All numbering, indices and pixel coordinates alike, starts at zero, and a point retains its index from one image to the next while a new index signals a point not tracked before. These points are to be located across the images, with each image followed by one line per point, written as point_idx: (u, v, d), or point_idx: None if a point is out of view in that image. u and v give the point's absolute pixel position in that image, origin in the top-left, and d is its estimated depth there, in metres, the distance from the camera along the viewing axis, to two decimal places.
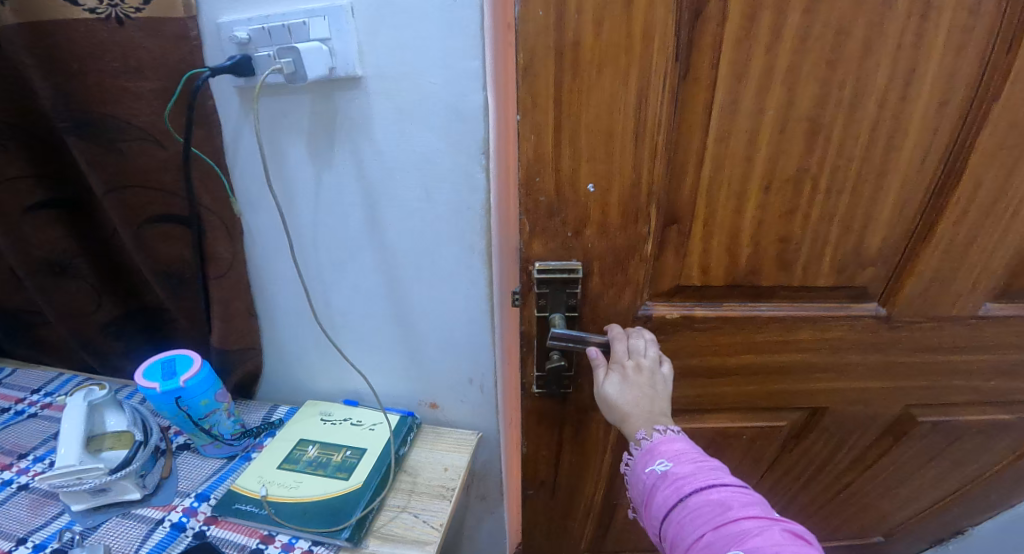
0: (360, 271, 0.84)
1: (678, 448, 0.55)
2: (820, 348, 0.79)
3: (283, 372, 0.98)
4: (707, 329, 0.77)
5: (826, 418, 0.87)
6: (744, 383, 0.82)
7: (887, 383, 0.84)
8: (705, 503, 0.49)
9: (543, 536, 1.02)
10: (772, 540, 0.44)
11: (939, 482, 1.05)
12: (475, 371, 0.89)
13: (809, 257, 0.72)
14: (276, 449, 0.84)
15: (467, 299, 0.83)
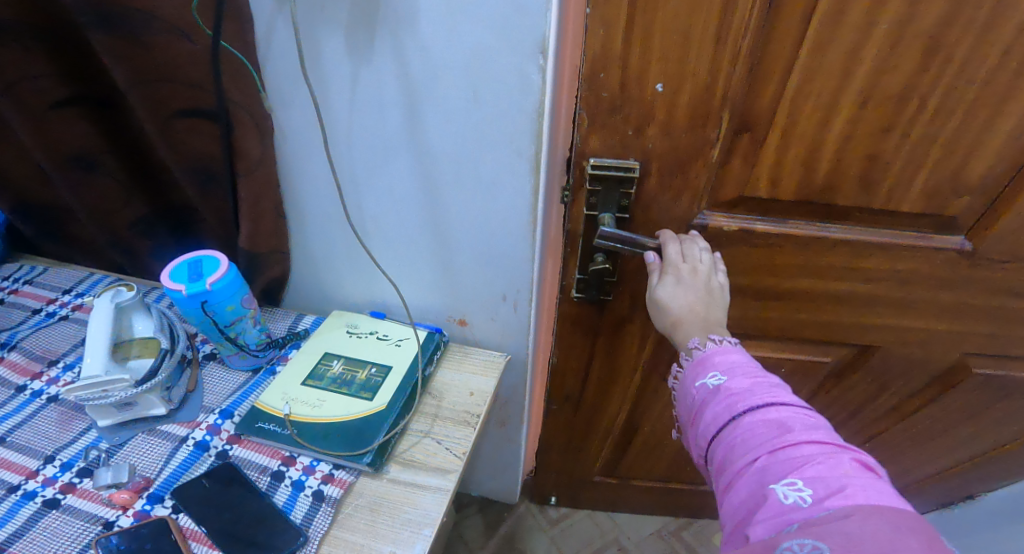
0: (394, 178, 0.66)
1: (733, 364, 0.49)
2: (888, 277, 0.67)
3: (311, 284, 0.83)
4: (765, 247, 0.66)
5: (875, 358, 0.77)
6: (796, 309, 0.72)
7: (949, 324, 0.71)
8: (760, 424, 0.43)
9: (560, 452, 1.04)
10: (837, 470, 0.37)
11: (973, 451, 0.97)
12: (510, 284, 0.73)
13: (897, 180, 0.59)
14: (299, 360, 0.71)
15: (508, 211, 0.65)
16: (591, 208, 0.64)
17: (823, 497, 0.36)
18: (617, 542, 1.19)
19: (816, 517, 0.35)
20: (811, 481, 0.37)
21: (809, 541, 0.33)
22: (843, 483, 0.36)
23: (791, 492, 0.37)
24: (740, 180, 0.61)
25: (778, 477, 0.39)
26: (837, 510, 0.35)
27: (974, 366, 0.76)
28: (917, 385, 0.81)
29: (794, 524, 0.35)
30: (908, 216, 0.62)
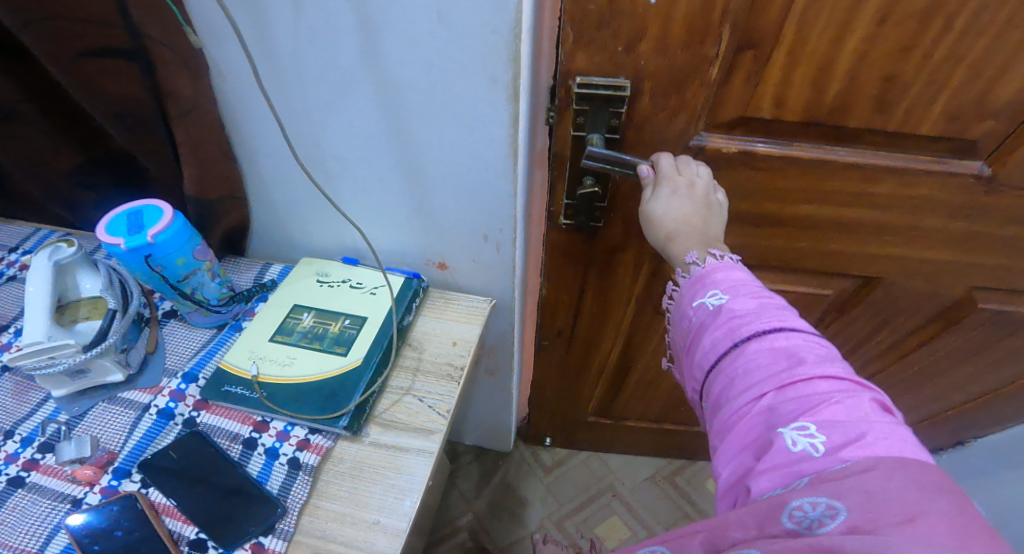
0: (352, 113, 0.55)
1: (739, 285, 0.43)
2: (897, 207, 0.61)
3: (275, 233, 0.74)
4: (766, 171, 0.59)
5: (878, 291, 0.72)
6: (797, 238, 0.66)
7: (959, 256, 0.65)
8: (767, 354, 0.37)
9: (554, 393, 1.02)
10: (856, 414, 0.32)
11: (974, 391, 0.94)
12: (489, 223, 0.64)
13: (915, 101, 0.51)
14: (266, 313, 0.65)
15: (484, 147, 0.55)
16: (578, 129, 0.56)
17: (839, 447, 0.31)
18: (612, 488, 1.20)
19: (830, 469, 0.30)
20: (825, 428, 0.32)
21: (819, 497, 0.29)
22: (863, 431, 0.31)
23: (801, 439, 0.32)
24: (741, 96, 0.53)
25: (787, 420, 0.34)
26: (854, 463, 0.30)
27: (981, 302, 0.71)
28: (919, 322, 0.77)
29: (803, 478, 0.31)
30: (926, 140, 0.54)
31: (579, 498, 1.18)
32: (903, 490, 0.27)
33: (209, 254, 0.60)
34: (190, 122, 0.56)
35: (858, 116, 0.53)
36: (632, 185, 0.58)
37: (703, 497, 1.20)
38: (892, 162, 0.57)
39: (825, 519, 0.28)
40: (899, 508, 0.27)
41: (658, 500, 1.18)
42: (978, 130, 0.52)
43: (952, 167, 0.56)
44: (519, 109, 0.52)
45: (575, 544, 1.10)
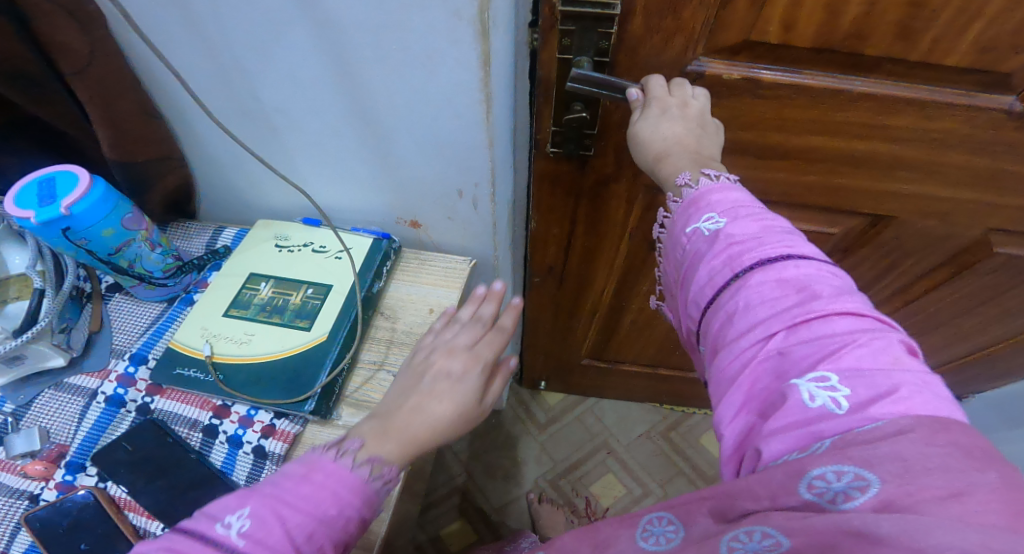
0: (286, 56, 0.44)
1: (740, 208, 0.38)
2: (918, 142, 0.54)
3: (222, 190, 0.66)
4: (770, 101, 0.52)
5: (889, 232, 0.67)
6: (805, 170, 0.60)
7: (981, 195, 0.60)
8: (775, 287, 0.33)
9: (546, 335, 0.99)
10: (883, 360, 0.28)
11: (979, 341, 0.90)
12: (465, 176, 0.53)
13: (945, 31, 0.43)
14: (219, 284, 0.59)
15: (451, 95, 0.44)
16: (563, 51, 0.46)
17: (868, 402, 0.27)
18: (607, 446, 1.19)
19: (856, 429, 0.26)
20: (849, 378, 0.28)
21: (845, 465, 0.25)
22: (894, 382, 0.27)
23: (821, 392, 0.28)
24: (745, 13, 0.44)
25: (801, 372, 0.29)
26: (885, 421, 0.26)
27: (997, 247, 0.67)
28: (929, 263, 0.73)
29: (825, 440, 0.26)
30: (955, 73, 0.47)
31: (573, 456, 1.17)
32: (945, 459, 0.23)
33: (143, 221, 0.53)
34: (92, 79, 0.49)
35: (876, 45, 0.45)
36: (624, 113, 0.52)
37: (697, 452, 1.19)
38: (915, 95, 0.49)
39: (853, 492, 0.24)
40: (942, 477, 0.23)
41: (653, 456, 1.18)
42: (1013, 65, 0.45)
43: (982, 102, 0.49)
44: (492, 47, 0.40)
45: (570, 503, 1.10)
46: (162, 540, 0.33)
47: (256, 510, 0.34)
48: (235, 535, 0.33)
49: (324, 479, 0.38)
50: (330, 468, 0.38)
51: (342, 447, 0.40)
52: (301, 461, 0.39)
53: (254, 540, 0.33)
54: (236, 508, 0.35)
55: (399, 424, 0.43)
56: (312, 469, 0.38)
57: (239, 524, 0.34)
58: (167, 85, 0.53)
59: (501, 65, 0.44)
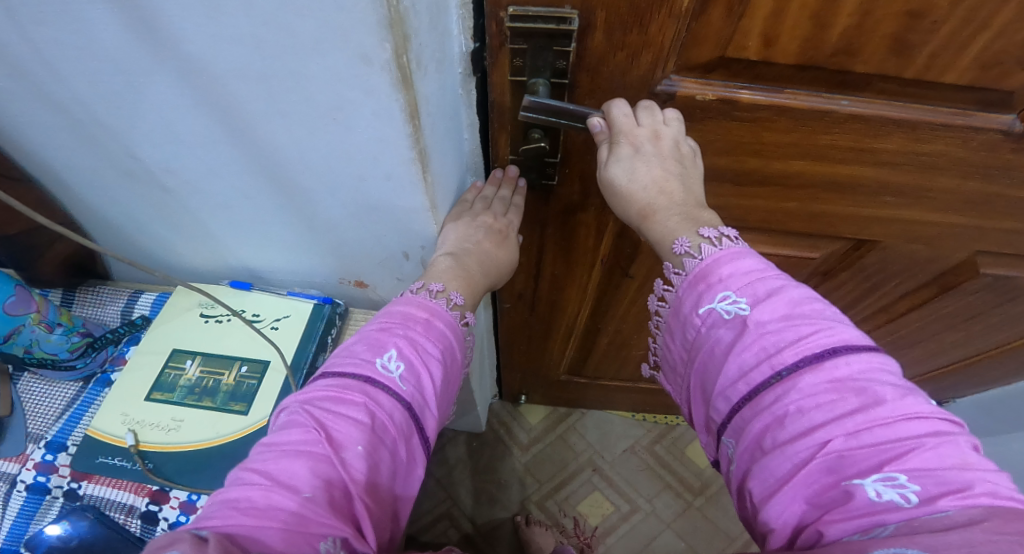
0: (159, 111, 0.39)
1: (765, 294, 0.36)
2: (904, 166, 0.48)
3: (132, 249, 0.61)
4: (749, 123, 0.46)
5: (872, 256, 0.61)
6: (784, 198, 0.54)
7: (968, 219, 0.54)
8: (828, 388, 0.31)
9: (522, 355, 0.93)
10: (952, 462, 0.27)
11: (942, 362, 0.85)
12: (407, 239, 0.50)
13: (944, 46, 0.37)
14: (140, 363, 0.54)
15: (376, 153, 0.38)
16: (516, 73, 0.42)
17: (934, 495, 0.26)
18: (592, 463, 1.09)
19: (923, 517, 0.26)
20: (917, 476, 0.27)
21: (906, 549, 0.24)
22: (966, 479, 0.27)
23: (888, 490, 0.27)
24: (720, 28, 0.38)
25: (862, 471, 0.28)
26: (953, 512, 0.25)
27: (983, 268, 0.60)
28: (910, 285, 0.66)
29: (887, 525, 0.26)
30: (950, 90, 0.41)
31: (557, 477, 1.07)
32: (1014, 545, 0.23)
33: (33, 301, 0.51)
34: None
35: (866, 62, 0.39)
36: (587, 140, 0.48)
37: (685, 466, 1.10)
38: (905, 115, 0.43)
39: None
40: None
41: (639, 471, 1.09)
42: (1016, 82, 0.39)
43: (980, 122, 0.43)
44: (418, 94, 0.34)
45: (559, 524, 1.02)
46: (327, 385, 0.37)
47: (402, 355, 0.39)
48: (394, 375, 0.38)
49: (441, 337, 0.43)
50: (449, 322, 0.45)
51: (436, 293, 0.46)
52: (417, 312, 0.44)
53: (410, 380, 0.39)
54: (381, 353, 0.39)
55: (471, 272, 0.48)
56: (432, 317, 0.44)
57: (395, 365, 0.39)
58: (23, 148, 0.47)
59: (433, 114, 0.37)
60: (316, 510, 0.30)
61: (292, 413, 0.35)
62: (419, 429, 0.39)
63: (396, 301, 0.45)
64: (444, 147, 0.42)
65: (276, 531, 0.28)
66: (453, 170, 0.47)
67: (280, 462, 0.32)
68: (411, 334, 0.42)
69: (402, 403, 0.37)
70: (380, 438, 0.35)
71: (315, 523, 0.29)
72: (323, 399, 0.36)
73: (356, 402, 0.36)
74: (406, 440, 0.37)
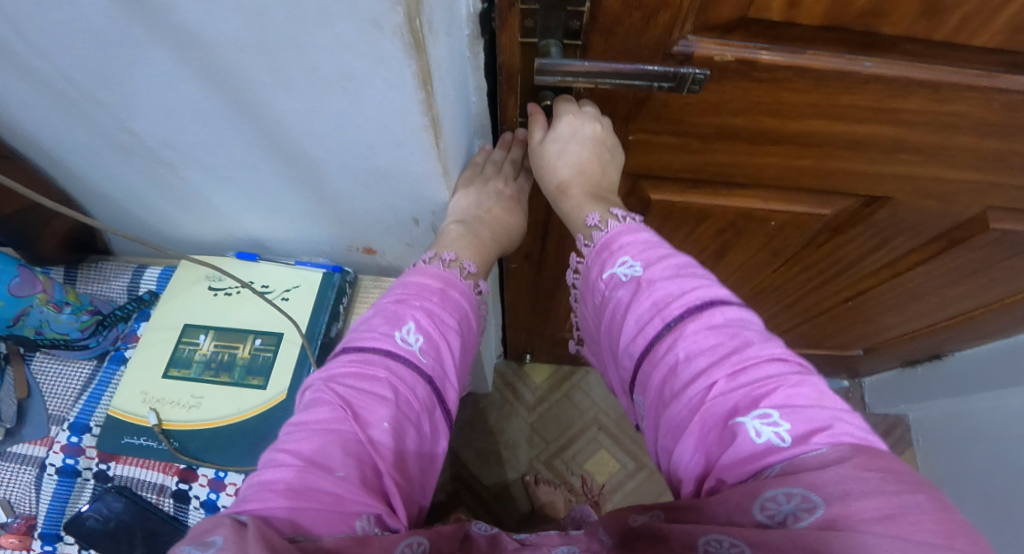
0: (153, 84, 0.37)
1: (656, 258, 0.40)
2: (924, 124, 0.47)
3: (133, 224, 0.59)
4: (766, 84, 0.44)
5: (884, 213, 0.60)
6: (799, 156, 0.53)
7: (982, 176, 0.54)
8: (705, 331, 0.34)
9: (528, 316, 0.93)
10: (810, 397, 0.30)
11: (941, 317, 0.86)
12: (419, 205, 0.49)
13: (979, 8, 0.35)
14: (152, 340, 0.53)
15: (387, 120, 0.37)
16: (526, 35, 0.40)
17: (810, 435, 0.28)
18: (597, 422, 1.12)
19: (802, 456, 0.27)
20: (787, 413, 0.29)
21: (793, 488, 0.26)
22: (831, 418, 0.29)
23: (765, 428, 0.29)
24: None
25: (746, 409, 0.30)
26: (825, 449, 0.27)
27: (993, 223, 0.60)
28: (918, 240, 0.66)
29: (773, 466, 0.28)
30: (978, 51, 0.40)
31: (564, 436, 1.10)
32: (880, 481, 0.25)
33: (39, 281, 0.51)
34: None
35: (893, 24, 0.38)
36: (599, 101, 0.47)
37: None
38: (930, 76, 0.42)
39: (802, 514, 0.25)
40: (877, 500, 0.24)
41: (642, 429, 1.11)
42: None
43: (1004, 83, 0.42)
44: (431, 59, 0.32)
45: (566, 482, 1.05)
46: (348, 360, 0.37)
47: (421, 327, 0.39)
48: (414, 348, 0.38)
49: (456, 306, 0.43)
50: (462, 290, 0.45)
51: (449, 262, 0.45)
52: (430, 282, 0.43)
53: (430, 352, 0.39)
54: (399, 326, 0.39)
55: (483, 239, 0.48)
56: (446, 286, 0.43)
57: (414, 338, 0.38)
58: (9, 126, 0.45)
59: (445, 79, 0.36)
60: (352, 489, 0.30)
61: (316, 391, 0.35)
62: (442, 402, 0.39)
63: (410, 272, 0.44)
64: (456, 109, 0.41)
65: (313, 512, 0.28)
66: (463, 134, 0.46)
67: (312, 441, 0.31)
68: (427, 305, 0.41)
69: (424, 376, 0.37)
70: (405, 414, 0.35)
71: (351, 502, 0.29)
72: (345, 376, 0.36)
73: (379, 377, 0.35)
74: (429, 413, 0.37)
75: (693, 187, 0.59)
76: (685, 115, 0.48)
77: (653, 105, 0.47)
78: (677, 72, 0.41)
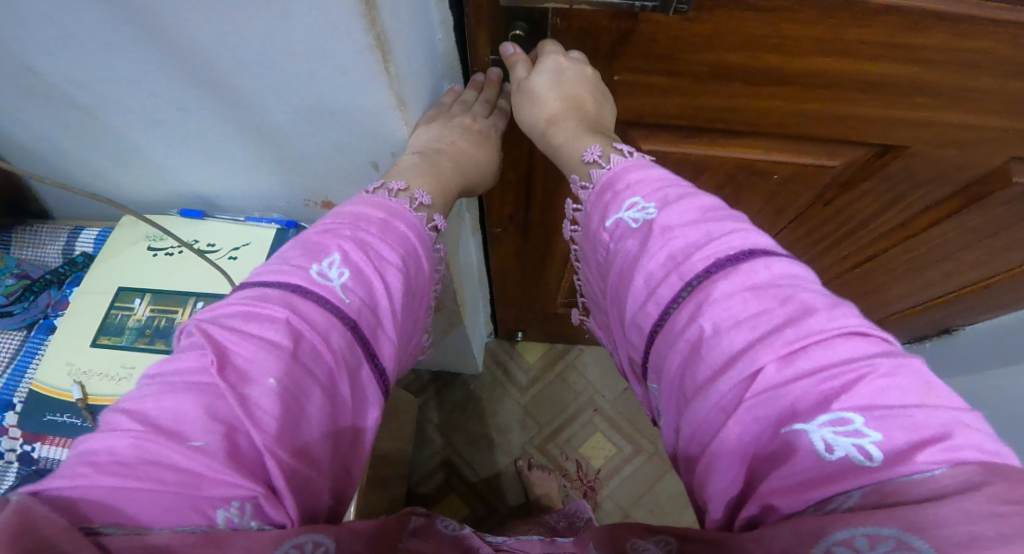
0: (46, 8, 0.32)
1: (674, 198, 0.35)
2: (944, 63, 0.42)
3: (74, 186, 0.55)
4: (765, 14, 0.39)
5: (895, 165, 0.55)
6: (804, 99, 0.48)
7: (1010, 123, 0.48)
8: (751, 298, 0.29)
9: (517, 290, 0.88)
10: (910, 394, 0.23)
11: (957, 285, 0.80)
12: (375, 145, 0.44)
13: None
14: (82, 306, 0.49)
15: (320, 41, 0.32)
16: None
17: (909, 452, 0.22)
18: (592, 403, 1.07)
19: (897, 480, 0.22)
20: (878, 420, 0.23)
21: (884, 528, 0.21)
22: (944, 425, 0.22)
23: (841, 440, 0.23)
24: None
25: (811, 416, 0.24)
26: (939, 472, 0.21)
27: (1016, 176, 0.55)
28: (933, 198, 0.60)
29: (852, 493, 0.22)
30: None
31: (558, 419, 1.06)
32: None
33: None
34: None
35: None
36: (579, 35, 0.42)
37: None
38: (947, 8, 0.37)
39: None
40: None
41: (639, 411, 1.07)
42: None
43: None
44: None
45: (560, 467, 1.01)
46: (241, 298, 0.29)
47: (347, 260, 0.33)
48: (335, 285, 0.32)
49: (400, 238, 0.38)
50: (411, 222, 0.39)
51: (397, 191, 0.40)
52: (372, 212, 0.37)
53: (356, 291, 0.32)
54: (319, 259, 0.32)
55: (442, 169, 0.43)
56: (390, 217, 0.38)
57: (336, 272, 0.32)
58: None
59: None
60: (208, 463, 0.23)
61: (189, 335, 0.27)
62: (368, 355, 0.32)
63: (348, 201, 0.39)
64: (412, 35, 0.36)
65: (147, 495, 0.22)
66: (426, 69, 0.41)
67: (161, 400, 0.25)
68: (361, 236, 0.35)
69: (345, 321, 0.31)
70: (306, 368, 0.28)
71: (211, 483, 0.23)
72: (230, 317, 0.28)
73: (275, 317, 0.28)
74: (348, 371, 0.31)
75: (687, 136, 0.54)
76: (676, 51, 0.43)
77: (639, 39, 0.42)
78: None
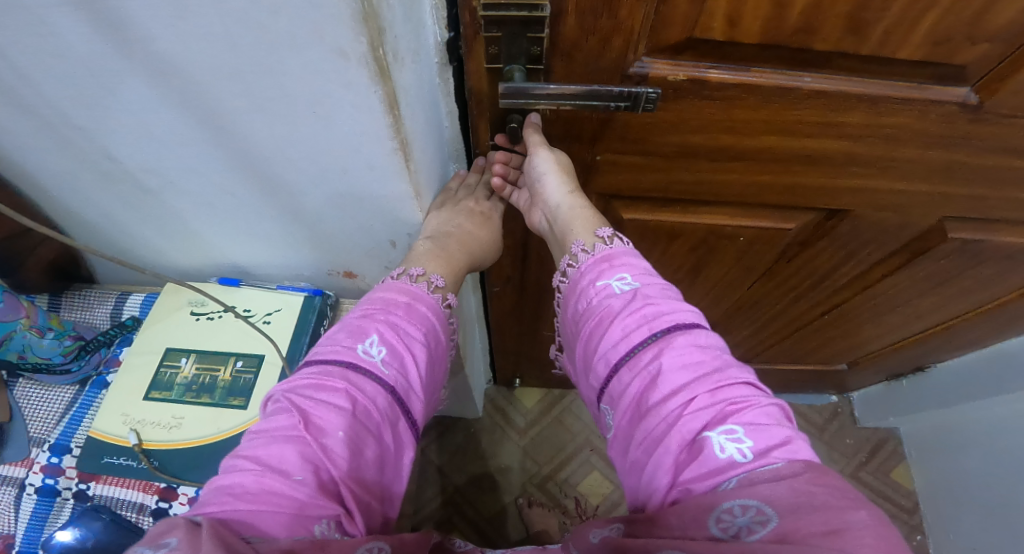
0: (134, 110, 0.39)
1: (650, 278, 0.43)
2: (869, 138, 0.50)
3: (120, 253, 0.61)
4: (717, 101, 0.46)
5: (845, 226, 0.62)
6: (758, 171, 0.55)
7: (934, 187, 0.56)
8: (691, 348, 0.37)
9: (515, 340, 0.93)
10: (773, 419, 0.34)
11: (918, 327, 0.87)
12: (394, 227, 0.51)
13: (897, 23, 0.38)
14: (135, 365, 0.55)
15: (359, 143, 0.39)
16: (492, 61, 0.43)
17: (766, 450, 0.31)
18: (589, 444, 1.11)
19: (758, 469, 0.30)
20: (752, 431, 0.32)
21: (750, 500, 0.29)
22: (787, 437, 0.33)
23: (729, 444, 0.32)
24: (687, 9, 0.38)
25: (714, 423, 0.33)
26: (781, 464, 0.30)
27: (952, 233, 0.62)
28: (882, 252, 0.68)
29: (732, 478, 0.31)
30: (907, 66, 0.42)
31: (556, 459, 1.09)
32: (830, 497, 0.28)
33: (21, 307, 0.55)
34: None
35: (824, 40, 0.40)
36: (565, 124, 0.50)
37: None
38: (864, 88, 0.44)
39: (755, 526, 0.28)
40: (823, 516, 0.27)
41: None
42: (969, 57, 0.40)
43: (935, 95, 0.44)
44: (397, 84, 0.35)
45: (560, 505, 1.04)
46: (309, 373, 0.38)
47: (384, 339, 0.40)
48: (376, 360, 0.39)
49: (423, 319, 0.44)
50: (430, 304, 0.46)
51: (417, 276, 0.47)
52: (397, 296, 0.44)
53: (393, 363, 0.39)
54: (362, 339, 0.40)
55: (451, 253, 0.50)
56: (412, 300, 0.45)
57: (376, 350, 0.39)
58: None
59: (413, 104, 0.38)
60: (309, 492, 0.31)
61: (276, 402, 0.36)
62: (405, 413, 0.40)
63: (377, 287, 0.46)
64: (427, 135, 0.44)
65: (272, 514, 0.30)
66: (436, 159, 0.49)
67: (269, 448, 0.33)
68: (391, 318, 0.42)
69: (385, 386, 0.38)
70: (363, 424, 0.36)
71: (311, 506, 0.31)
72: (304, 386, 0.36)
73: (338, 388, 0.36)
74: (390, 424, 0.38)
75: (660, 204, 0.61)
76: (646, 135, 0.50)
77: (616, 125, 0.49)
78: (630, 93, 0.44)
